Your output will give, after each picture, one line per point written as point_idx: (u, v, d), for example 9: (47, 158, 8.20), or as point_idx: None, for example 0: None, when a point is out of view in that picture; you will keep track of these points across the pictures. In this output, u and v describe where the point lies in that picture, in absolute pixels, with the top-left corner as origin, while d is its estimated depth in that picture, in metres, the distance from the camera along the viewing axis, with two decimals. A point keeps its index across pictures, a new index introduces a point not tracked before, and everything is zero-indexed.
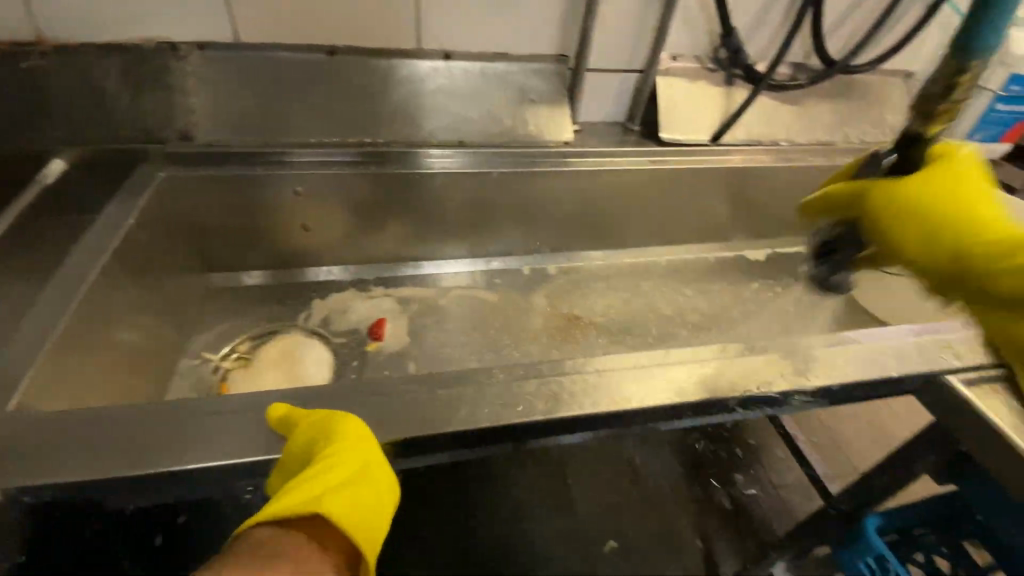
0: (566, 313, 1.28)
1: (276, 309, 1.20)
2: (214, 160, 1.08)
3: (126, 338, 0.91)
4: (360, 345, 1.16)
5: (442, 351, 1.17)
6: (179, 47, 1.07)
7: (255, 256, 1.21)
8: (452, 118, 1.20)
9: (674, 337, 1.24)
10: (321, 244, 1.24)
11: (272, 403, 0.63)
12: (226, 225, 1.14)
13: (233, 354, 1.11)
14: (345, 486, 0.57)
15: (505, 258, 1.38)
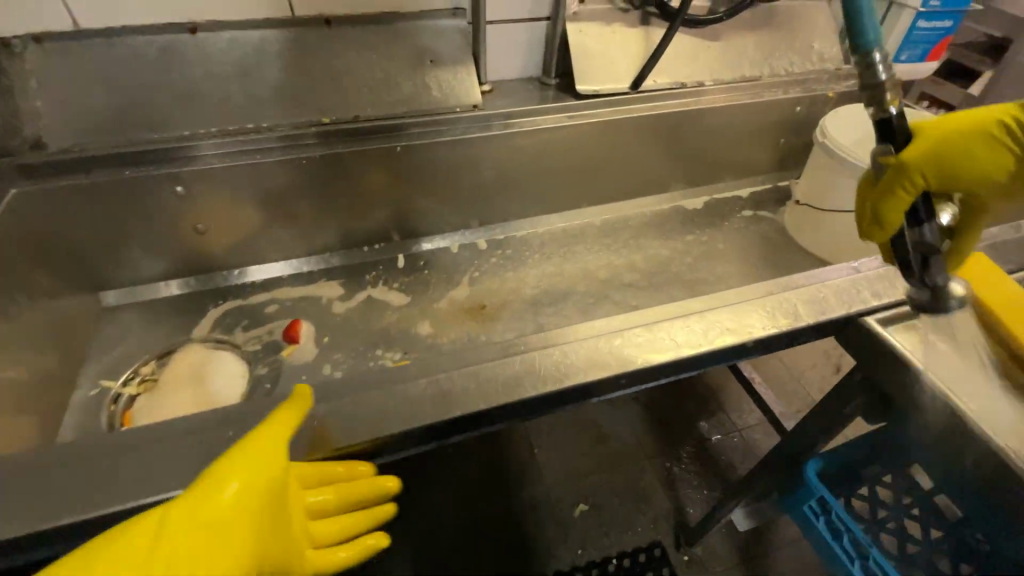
0: (500, 289, 1.22)
1: (182, 323, 1.11)
2: (74, 167, 0.96)
3: None
4: (276, 349, 1.08)
5: (366, 345, 1.10)
6: (11, 42, 0.92)
7: (149, 268, 1.10)
8: (343, 90, 1.08)
9: (613, 299, 1.20)
10: (221, 246, 1.14)
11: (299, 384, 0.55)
12: (106, 238, 1.03)
13: (136, 379, 1.02)
14: (241, 523, 0.47)
15: (431, 238, 1.31)
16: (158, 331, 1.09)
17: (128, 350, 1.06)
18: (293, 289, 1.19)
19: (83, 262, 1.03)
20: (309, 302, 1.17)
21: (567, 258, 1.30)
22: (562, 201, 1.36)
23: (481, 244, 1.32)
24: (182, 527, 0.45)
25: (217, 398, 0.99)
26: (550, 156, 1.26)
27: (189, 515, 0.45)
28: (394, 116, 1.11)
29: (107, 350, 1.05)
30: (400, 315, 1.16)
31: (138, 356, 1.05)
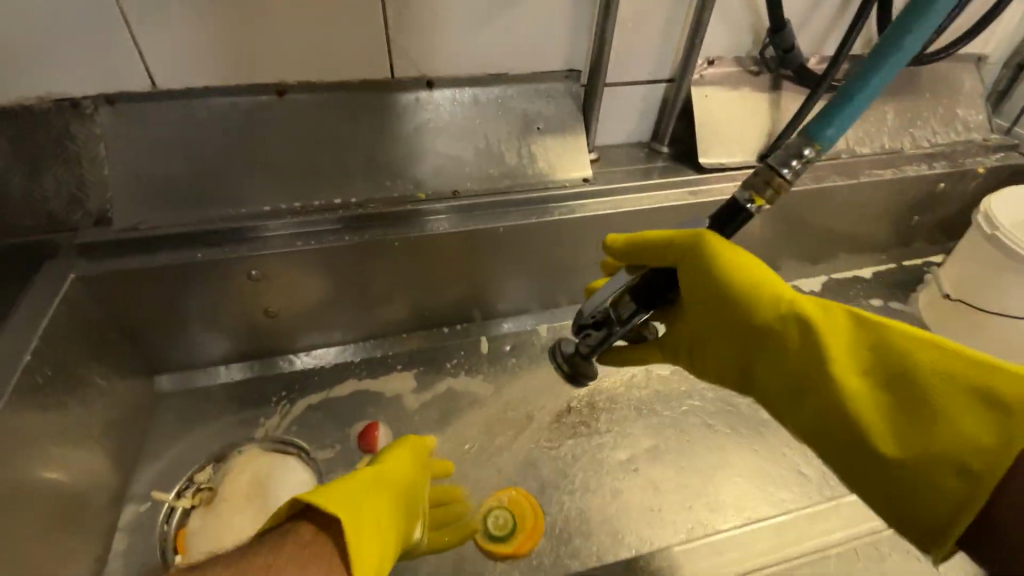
0: (603, 387, 1.04)
1: (242, 417, 0.96)
2: (143, 248, 0.84)
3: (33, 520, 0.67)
4: (350, 455, 0.93)
5: (452, 453, 0.94)
6: (82, 103, 0.80)
7: (212, 351, 0.97)
8: (440, 161, 0.96)
9: (738, 409, 1.01)
10: (292, 329, 1.00)
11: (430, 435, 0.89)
12: (169, 322, 0.90)
13: (193, 488, 0.87)
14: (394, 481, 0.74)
15: (516, 319, 1.13)
16: (216, 427, 0.94)
17: (180, 451, 0.91)
18: (365, 379, 1.03)
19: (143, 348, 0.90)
20: (384, 395, 1.01)
21: None
22: None
23: None
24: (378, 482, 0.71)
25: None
26: (668, 230, 1.08)
27: (390, 469, 0.75)
28: (496, 191, 0.98)
29: (157, 451, 0.90)
30: (490, 417, 0.99)
31: (191, 459, 0.90)
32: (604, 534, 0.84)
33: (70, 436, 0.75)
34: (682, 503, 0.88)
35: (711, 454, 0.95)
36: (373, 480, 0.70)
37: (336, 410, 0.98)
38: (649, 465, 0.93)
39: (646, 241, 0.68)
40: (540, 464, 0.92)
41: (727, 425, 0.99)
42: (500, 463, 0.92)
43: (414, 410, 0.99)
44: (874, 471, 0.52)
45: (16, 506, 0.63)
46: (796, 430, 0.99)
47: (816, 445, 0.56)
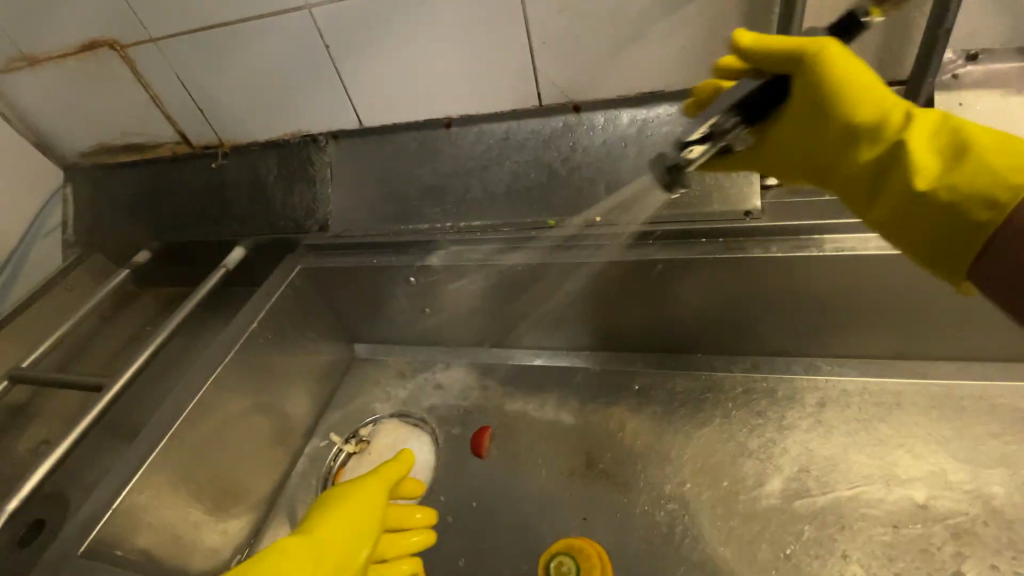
0: (735, 463, 0.87)
1: (394, 394, 1.13)
2: (340, 249, 1.07)
3: (245, 435, 0.96)
4: (462, 452, 1.00)
5: (548, 481, 0.92)
6: (319, 138, 1.09)
7: (386, 335, 1.18)
8: (579, 186, 0.93)
9: (935, 555, 0.71)
10: (443, 331, 1.13)
11: (403, 451, 0.93)
12: (357, 308, 1.14)
13: (355, 438, 1.08)
14: (331, 544, 0.76)
15: (649, 355, 1.03)
16: (375, 397, 1.14)
17: (350, 410, 1.14)
18: (491, 386, 1.08)
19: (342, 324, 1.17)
20: (502, 406, 1.04)
21: (863, 440, 0.84)
22: (871, 345, 0.88)
23: (726, 382, 0.96)
24: (295, 551, 0.73)
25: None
26: (870, 285, 0.81)
27: (326, 525, 0.79)
28: (634, 222, 0.90)
29: (338, 405, 1.15)
30: (593, 457, 0.93)
31: (355, 419, 1.12)
32: None
33: (278, 382, 1.04)
34: None
35: None
36: (286, 550, 0.73)
37: (462, 407, 1.07)
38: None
39: (772, 49, 0.60)
40: (630, 529, 0.84)
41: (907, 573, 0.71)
42: (589, 510, 0.87)
43: (524, 427, 1.00)
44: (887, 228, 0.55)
45: (229, 425, 0.93)
46: None
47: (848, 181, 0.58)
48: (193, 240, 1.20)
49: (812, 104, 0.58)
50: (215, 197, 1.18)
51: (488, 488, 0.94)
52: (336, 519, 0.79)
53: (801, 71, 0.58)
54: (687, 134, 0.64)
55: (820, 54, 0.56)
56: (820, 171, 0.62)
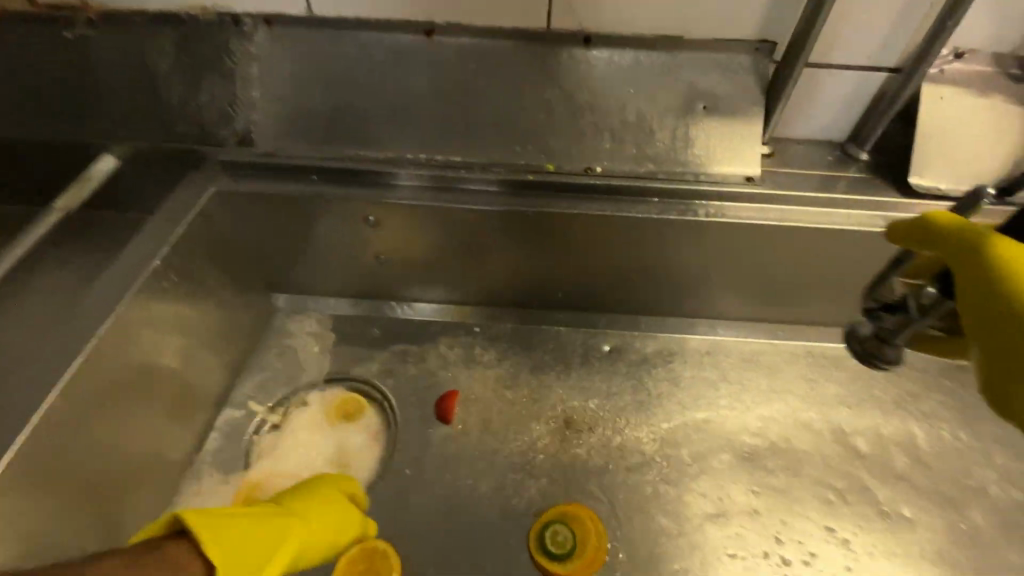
0: (707, 424, 0.91)
1: (337, 355, 0.98)
2: (274, 174, 0.86)
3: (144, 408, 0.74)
4: (424, 417, 0.91)
5: (522, 445, 0.88)
6: (243, 21, 0.83)
7: (321, 283, 1.00)
8: (580, 131, 0.85)
9: (873, 497, 0.83)
10: (396, 281, 0.99)
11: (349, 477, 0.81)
12: (287, 248, 0.94)
13: (284, 408, 0.92)
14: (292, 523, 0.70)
15: (618, 317, 1.01)
16: (308, 357, 0.97)
17: (281, 372, 0.96)
18: (455, 346, 0.98)
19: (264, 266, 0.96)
20: (471, 368, 0.96)
21: (806, 397, 0.93)
22: (818, 313, 0.97)
23: (696, 345, 0.99)
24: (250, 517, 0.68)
25: (349, 467, 0.86)
26: (838, 260, 0.88)
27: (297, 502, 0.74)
28: (636, 176, 0.85)
29: (262, 368, 0.97)
30: (573, 421, 0.91)
31: (284, 382, 0.95)
32: None
33: (187, 342, 0.82)
34: None
35: (824, 544, 0.79)
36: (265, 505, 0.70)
37: (419, 368, 0.96)
38: (744, 534, 0.80)
39: (940, 230, 0.50)
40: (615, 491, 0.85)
41: (854, 515, 0.81)
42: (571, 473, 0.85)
43: (492, 389, 0.94)
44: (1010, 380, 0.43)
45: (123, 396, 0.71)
46: (947, 548, 0.79)
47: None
48: (29, 138, 0.85)
49: (955, 254, 0.47)
50: (70, 80, 0.84)
51: (458, 456, 0.87)
52: (308, 505, 0.74)
53: (940, 252, 0.49)
54: (890, 290, 0.57)
55: (990, 239, 0.45)
56: (978, 310, 0.45)
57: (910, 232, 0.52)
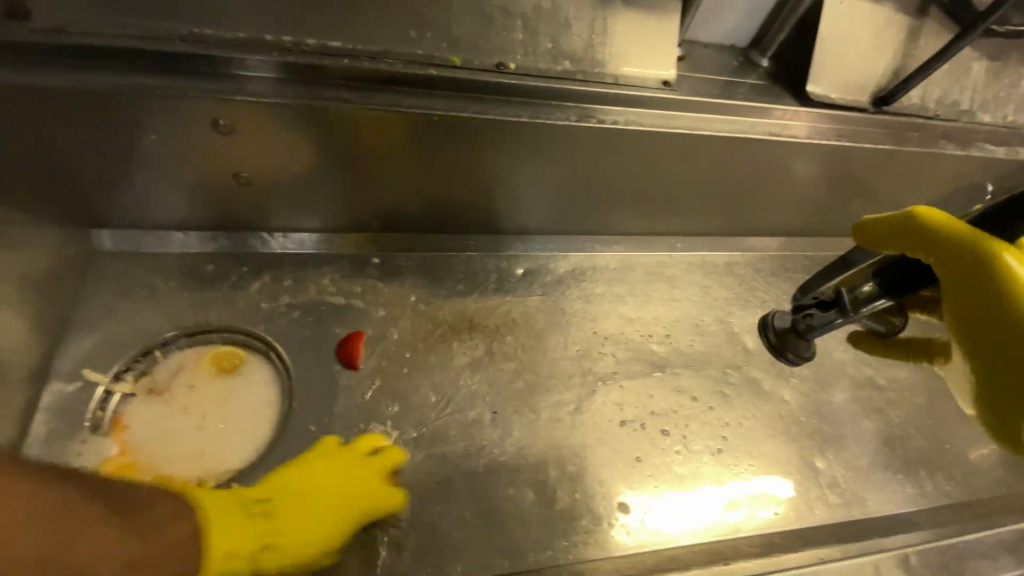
0: (627, 336, 0.91)
1: (201, 301, 0.80)
2: (69, 59, 0.64)
3: None
4: (320, 364, 0.79)
5: (439, 381, 0.81)
6: None
7: (165, 212, 0.79)
8: (484, 20, 0.74)
9: (763, 388, 0.92)
10: (267, 207, 0.81)
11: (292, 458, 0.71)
12: (107, 166, 0.72)
13: (136, 371, 0.74)
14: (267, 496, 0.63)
15: (529, 239, 0.96)
16: (159, 306, 0.78)
17: (124, 328, 0.76)
18: (352, 281, 0.86)
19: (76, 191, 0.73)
20: (373, 303, 0.85)
21: (707, 306, 0.98)
22: (714, 225, 1.01)
23: (609, 261, 0.98)
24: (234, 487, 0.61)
25: (230, 433, 0.72)
26: (738, 170, 0.90)
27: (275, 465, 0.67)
28: (549, 75, 0.76)
29: (96, 325, 0.76)
30: (493, 349, 0.86)
31: (130, 339, 0.76)
32: (607, 505, 0.76)
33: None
34: (691, 483, 0.80)
35: (728, 434, 0.86)
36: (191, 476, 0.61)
37: (307, 307, 0.83)
38: (665, 436, 0.83)
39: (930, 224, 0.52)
40: (541, 412, 0.82)
41: (749, 406, 0.90)
42: (496, 404, 0.81)
43: (396, 325, 0.84)
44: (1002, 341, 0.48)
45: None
46: (816, 423, 0.91)
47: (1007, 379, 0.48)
48: None
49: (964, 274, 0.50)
50: None
51: (367, 402, 0.77)
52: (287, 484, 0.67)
53: (934, 254, 0.52)
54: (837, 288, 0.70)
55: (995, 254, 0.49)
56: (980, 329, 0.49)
57: (892, 229, 0.56)
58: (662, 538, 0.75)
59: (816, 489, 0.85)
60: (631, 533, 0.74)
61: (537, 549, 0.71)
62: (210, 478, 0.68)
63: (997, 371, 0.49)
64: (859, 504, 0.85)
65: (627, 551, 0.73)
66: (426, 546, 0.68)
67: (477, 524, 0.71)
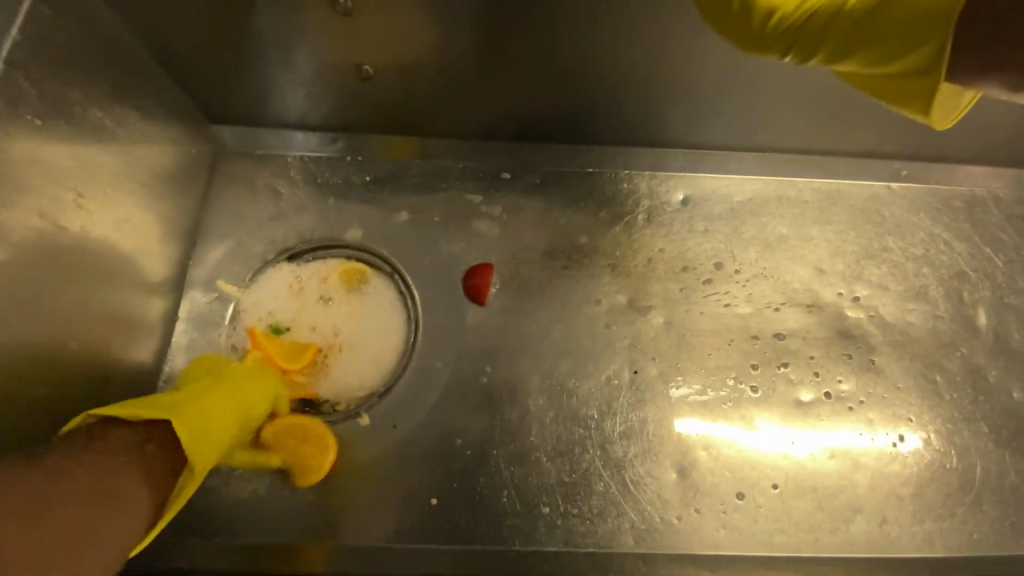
0: (811, 292, 0.72)
1: (320, 210, 0.74)
2: None
3: (91, 290, 0.56)
4: (442, 292, 0.71)
5: (571, 326, 0.70)
6: None
7: (287, 107, 0.72)
8: None
9: (989, 381, 0.70)
10: (391, 101, 0.70)
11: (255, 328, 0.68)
12: (226, 49, 0.64)
13: (256, 284, 0.71)
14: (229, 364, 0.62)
15: (694, 157, 0.76)
16: (280, 213, 0.74)
17: (250, 236, 0.73)
18: (480, 200, 0.75)
19: (200, 80, 0.67)
20: (499, 225, 0.74)
21: (926, 263, 0.74)
22: (955, 148, 0.74)
23: (800, 192, 0.76)
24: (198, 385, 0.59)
25: (357, 354, 0.68)
26: None
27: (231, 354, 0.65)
28: None
29: (225, 230, 0.73)
30: (638, 293, 0.72)
31: (254, 248, 0.73)
32: (758, 492, 0.64)
33: (111, 195, 0.57)
34: (868, 483, 0.65)
35: (927, 432, 0.68)
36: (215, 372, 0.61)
37: (429, 224, 0.73)
38: (841, 422, 0.68)
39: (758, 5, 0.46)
40: (690, 377, 0.69)
41: (965, 400, 0.69)
42: (635, 361, 0.69)
43: (526, 254, 0.73)
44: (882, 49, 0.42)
45: (51, 282, 0.51)
46: None
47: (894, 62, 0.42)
48: None
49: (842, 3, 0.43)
50: None
51: (490, 340, 0.69)
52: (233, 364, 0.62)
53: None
54: None
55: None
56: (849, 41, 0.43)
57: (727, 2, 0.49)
58: (823, 543, 0.63)
59: None
60: (784, 531, 0.63)
61: (670, 529, 0.62)
62: (340, 401, 0.66)
63: (882, 39, 0.42)
64: None
65: (776, 549, 0.62)
66: (548, 507, 0.62)
67: (605, 492, 0.63)
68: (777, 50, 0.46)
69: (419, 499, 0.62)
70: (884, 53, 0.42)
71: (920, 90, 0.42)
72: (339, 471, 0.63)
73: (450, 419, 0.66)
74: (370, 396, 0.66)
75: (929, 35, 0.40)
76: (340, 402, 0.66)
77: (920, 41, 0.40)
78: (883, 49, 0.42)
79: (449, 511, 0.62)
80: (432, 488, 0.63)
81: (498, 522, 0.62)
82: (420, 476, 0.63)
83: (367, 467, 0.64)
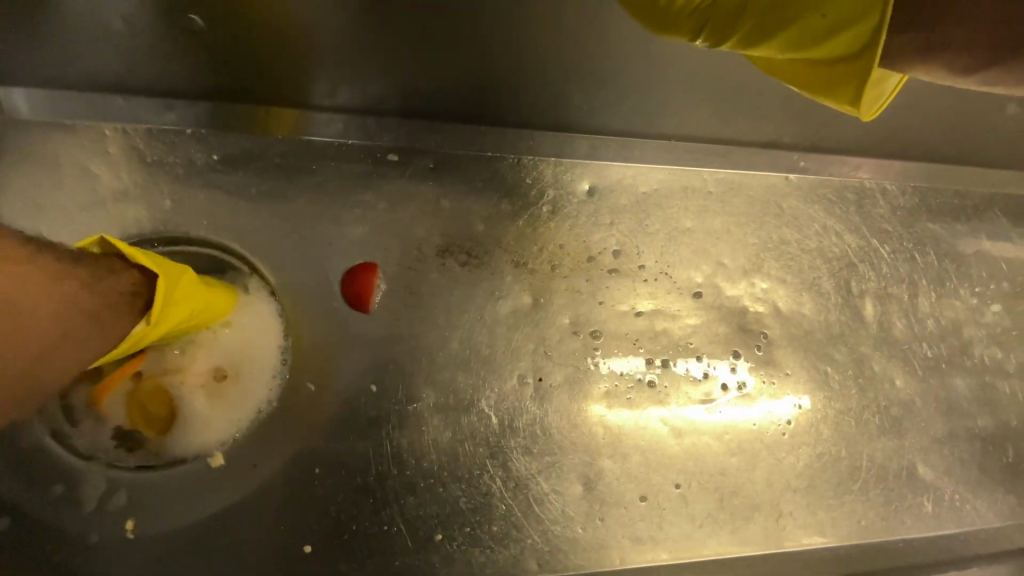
0: (715, 287, 0.70)
1: (153, 197, 0.59)
2: None
3: None
4: (318, 298, 0.60)
5: (469, 331, 0.63)
6: None
7: (97, 65, 0.56)
8: None
9: (871, 370, 0.73)
10: (241, 64, 0.57)
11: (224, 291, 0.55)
12: None
13: None
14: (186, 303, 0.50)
15: (600, 142, 0.71)
16: (98, 200, 0.58)
17: (55, 232, 0.57)
18: (362, 187, 0.64)
19: None
20: (385, 217, 0.64)
21: (820, 254, 0.75)
22: (846, 141, 0.75)
23: (704, 183, 0.74)
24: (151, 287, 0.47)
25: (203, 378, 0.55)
26: None
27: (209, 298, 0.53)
28: None
29: (18, 225, 0.57)
30: (542, 292, 0.66)
31: (61, 245, 0.57)
32: (665, 499, 0.62)
33: None
34: (767, 479, 0.65)
35: (820, 424, 0.69)
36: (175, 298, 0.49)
37: (300, 215, 0.62)
38: (743, 418, 0.67)
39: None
40: (597, 381, 0.64)
41: (851, 388, 0.71)
42: (539, 367, 0.63)
43: (417, 250, 0.64)
44: (807, 30, 0.36)
45: None
46: (932, 418, 0.72)
47: (824, 45, 0.37)
48: None
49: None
50: None
51: (376, 351, 0.60)
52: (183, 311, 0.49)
53: None
54: None
55: None
56: (772, 24, 0.37)
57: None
58: (726, 544, 0.62)
59: (910, 496, 0.69)
60: (689, 537, 0.61)
61: (575, 546, 0.58)
62: (180, 436, 0.54)
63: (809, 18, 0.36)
64: (966, 517, 0.69)
65: (680, 555, 0.60)
66: (442, 535, 0.56)
67: (507, 515, 0.58)
68: (689, 33, 0.40)
69: (291, 547, 0.53)
70: (809, 33, 0.36)
71: (846, 76, 0.37)
72: (188, 524, 0.52)
73: (327, 447, 0.56)
74: (219, 429, 0.55)
75: (863, 15, 0.35)
76: (181, 438, 0.54)
77: (848, 21, 0.35)
78: (808, 32, 0.36)
79: (325, 554, 0.53)
80: (306, 533, 0.54)
81: (384, 560, 0.54)
82: (292, 518, 0.54)
83: (224, 515, 0.53)
